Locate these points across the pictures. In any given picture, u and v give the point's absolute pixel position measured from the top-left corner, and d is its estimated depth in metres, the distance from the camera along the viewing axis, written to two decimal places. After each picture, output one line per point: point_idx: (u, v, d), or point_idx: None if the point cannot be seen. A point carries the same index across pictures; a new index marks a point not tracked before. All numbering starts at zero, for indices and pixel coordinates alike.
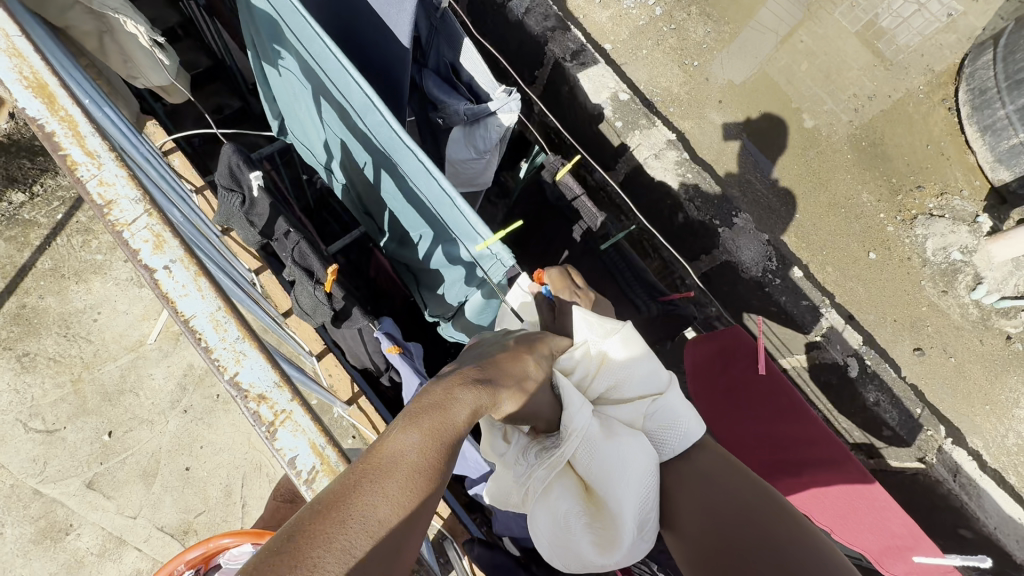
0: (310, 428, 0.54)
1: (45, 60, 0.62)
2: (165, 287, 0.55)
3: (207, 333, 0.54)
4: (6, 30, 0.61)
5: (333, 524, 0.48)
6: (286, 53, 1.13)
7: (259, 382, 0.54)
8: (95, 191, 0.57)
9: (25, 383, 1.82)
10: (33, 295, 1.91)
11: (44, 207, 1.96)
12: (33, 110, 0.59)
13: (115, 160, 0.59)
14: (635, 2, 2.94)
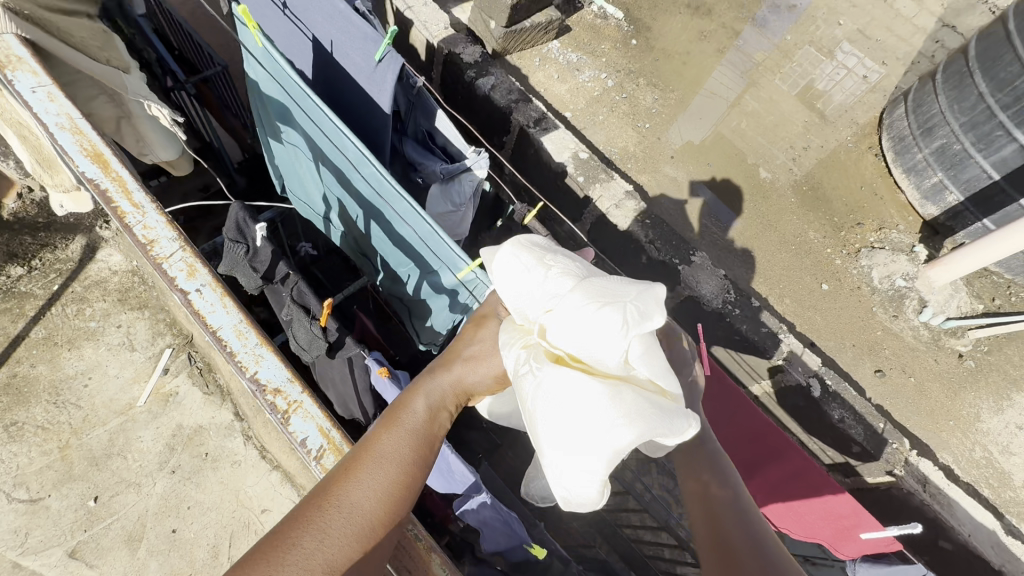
0: (315, 414, 0.74)
1: (100, 137, 0.81)
2: (198, 305, 0.74)
3: (232, 342, 0.74)
4: (70, 114, 0.81)
5: (314, 511, 0.66)
6: (290, 130, 1.32)
7: (274, 378, 0.74)
8: (142, 234, 0.76)
9: (11, 453, 1.83)
10: (24, 364, 1.95)
11: (40, 279, 2.06)
12: (91, 173, 0.78)
13: (156, 212, 0.78)
14: (589, 77, 3.32)
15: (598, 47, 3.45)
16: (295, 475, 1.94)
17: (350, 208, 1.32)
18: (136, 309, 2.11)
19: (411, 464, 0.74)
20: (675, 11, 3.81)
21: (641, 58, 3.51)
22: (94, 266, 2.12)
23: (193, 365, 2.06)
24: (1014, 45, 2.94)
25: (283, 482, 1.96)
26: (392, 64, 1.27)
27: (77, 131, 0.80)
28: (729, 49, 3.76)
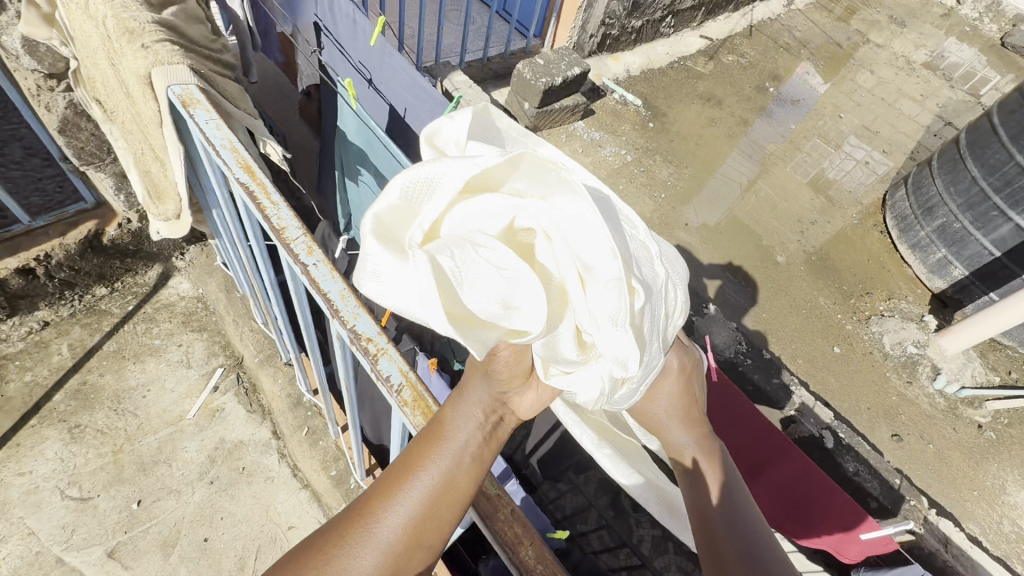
0: (399, 359, 0.82)
1: (247, 152, 1.01)
2: (315, 275, 0.88)
3: (338, 301, 0.86)
4: (224, 135, 1.02)
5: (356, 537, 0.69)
6: (364, 171, 1.60)
7: (368, 329, 0.84)
8: (277, 222, 0.93)
9: (70, 452, 1.99)
10: (93, 373, 2.16)
11: (119, 300, 2.32)
12: (241, 179, 0.97)
13: (286, 206, 0.96)
14: (611, 153, 3.70)
15: (619, 128, 3.88)
16: (323, 493, 2.04)
17: None
18: (196, 331, 2.34)
19: (444, 485, 0.72)
20: (688, 101, 4.27)
21: (657, 139, 3.92)
22: (166, 291, 2.39)
23: (240, 385, 2.25)
24: (1000, 136, 3.24)
25: (311, 501, 2.05)
26: None
27: (226, 138, 1.02)
28: (738, 134, 4.17)
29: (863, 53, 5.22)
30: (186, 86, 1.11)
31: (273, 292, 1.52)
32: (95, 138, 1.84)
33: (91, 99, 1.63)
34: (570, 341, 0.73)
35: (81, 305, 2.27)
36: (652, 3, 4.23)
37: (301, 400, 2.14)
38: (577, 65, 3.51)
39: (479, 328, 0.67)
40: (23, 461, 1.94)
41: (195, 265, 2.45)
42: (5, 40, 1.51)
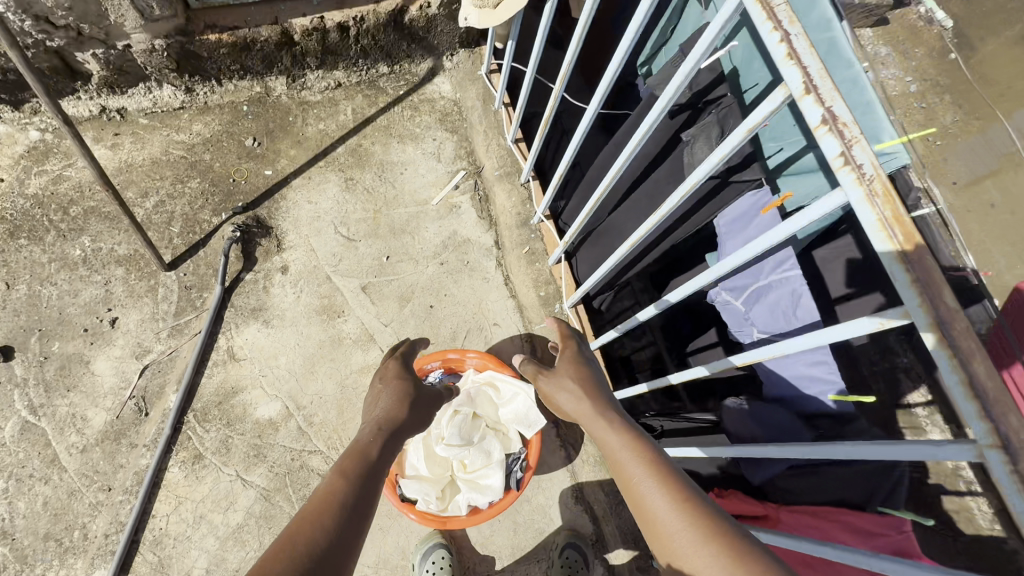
0: (876, 220, 0.77)
1: (808, 58, 0.82)
2: (838, 113, 0.79)
3: (857, 161, 0.78)
4: (805, 38, 0.83)
5: (325, 505, 0.98)
6: None
7: (865, 159, 0.77)
8: (838, 110, 0.79)
9: (344, 198, 2.32)
10: (367, 140, 2.42)
11: (394, 83, 2.53)
12: (810, 68, 0.81)
13: (831, 85, 0.81)
14: (892, 76, 3.13)
15: (910, 50, 3.26)
16: (528, 308, 2.25)
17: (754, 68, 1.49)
18: (450, 132, 2.51)
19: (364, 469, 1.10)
20: (1000, 44, 3.52)
21: (952, 77, 3.28)
22: (431, 88, 2.56)
23: (476, 191, 2.43)
24: None
25: (515, 311, 2.26)
26: None
27: None
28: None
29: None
30: None
31: (599, 92, 1.60)
32: None
33: None
34: (467, 463, 1.73)
35: (366, 78, 2.49)
36: None
37: (527, 222, 2.35)
38: None
39: (424, 437, 1.76)
40: (312, 192, 2.29)
41: (461, 70, 2.57)
42: None
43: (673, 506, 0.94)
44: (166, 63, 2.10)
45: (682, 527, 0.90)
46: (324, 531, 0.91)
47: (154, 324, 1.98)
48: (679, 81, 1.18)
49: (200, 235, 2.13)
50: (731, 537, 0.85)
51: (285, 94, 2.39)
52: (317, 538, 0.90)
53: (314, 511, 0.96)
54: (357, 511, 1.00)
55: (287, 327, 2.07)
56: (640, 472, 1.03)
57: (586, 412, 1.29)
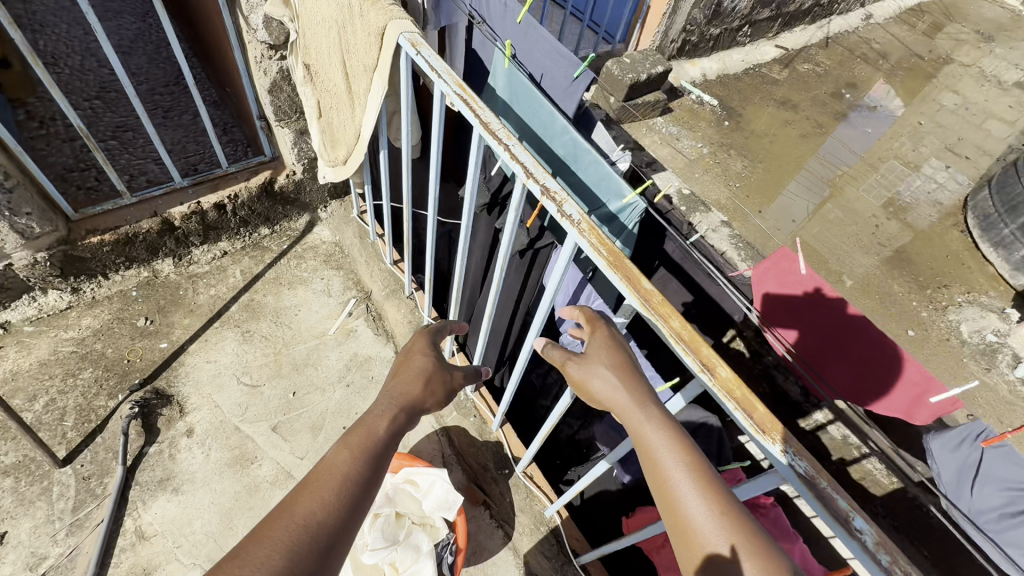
0: (592, 244, 1.11)
1: (522, 161, 1.22)
2: (548, 188, 1.17)
3: (568, 213, 1.14)
4: (518, 150, 1.24)
5: (312, 495, 0.90)
6: (506, 120, 1.96)
7: (572, 211, 1.14)
8: (546, 187, 1.17)
9: (243, 350, 2.45)
10: (259, 294, 2.65)
11: (277, 240, 2.83)
12: (524, 168, 1.21)
13: (541, 172, 1.20)
14: (687, 145, 3.95)
15: (696, 125, 4.17)
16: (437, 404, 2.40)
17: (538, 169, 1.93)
18: (336, 270, 2.80)
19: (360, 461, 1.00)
20: (758, 108, 4.59)
21: (732, 136, 4.19)
22: (312, 237, 2.90)
23: (369, 313, 2.70)
24: None
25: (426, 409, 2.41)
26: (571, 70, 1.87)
27: (443, 67, 1.41)
28: (801, 142, 4.41)
29: (930, 92, 5.58)
30: (411, 33, 1.48)
31: (432, 210, 1.99)
32: (291, 97, 2.31)
33: (300, 64, 2.10)
34: (398, 564, 1.76)
35: (250, 242, 2.78)
36: (730, 14, 4.59)
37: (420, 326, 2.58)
38: (660, 65, 3.83)
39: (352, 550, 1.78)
40: (210, 352, 2.41)
41: (336, 216, 2.94)
42: (252, 16, 1.99)
43: (714, 515, 0.81)
44: (49, 271, 2.26)
45: (716, 548, 0.78)
46: (318, 519, 0.87)
47: (50, 527, 1.90)
48: (469, 193, 1.56)
49: (96, 421, 2.14)
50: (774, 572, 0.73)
51: (173, 272, 2.60)
52: (315, 523, 0.86)
53: (312, 492, 0.91)
54: (354, 498, 0.94)
55: (198, 489, 2.06)
56: (685, 474, 0.86)
57: (620, 403, 1.00)
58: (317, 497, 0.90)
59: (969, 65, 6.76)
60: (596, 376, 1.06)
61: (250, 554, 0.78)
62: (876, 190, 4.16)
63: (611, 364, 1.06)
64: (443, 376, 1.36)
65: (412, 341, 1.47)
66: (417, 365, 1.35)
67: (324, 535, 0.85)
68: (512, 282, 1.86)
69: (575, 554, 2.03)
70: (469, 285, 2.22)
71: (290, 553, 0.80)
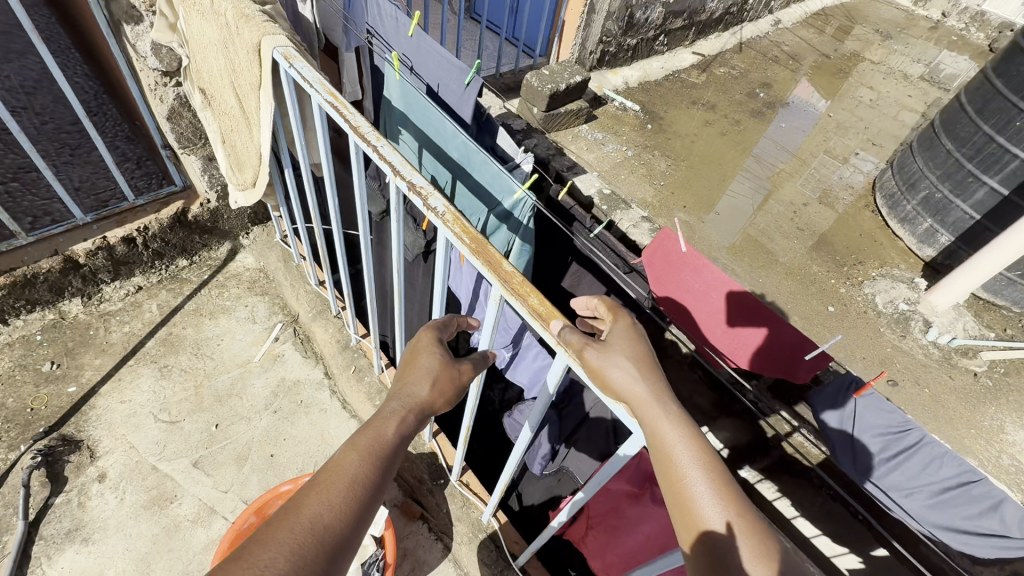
0: (456, 233, 1.14)
1: (391, 160, 1.25)
2: (414, 184, 1.20)
3: (433, 206, 1.17)
4: (385, 149, 1.27)
5: (318, 497, 0.93)
6: (405, 131, 2.00)
7: (438, 204, 1.17)
8: (411, 182, 1.20)
9: (161, 386, 2.35)
10: (178, 326, 2.56)
11: (196, 270, 2.75)
12: (391, 166, 1.24)
13: (408, 169, 1.23)
14: (612, 149, 4.09)
15: (620, 130, 4.33)
16: None
17: (439, 178, 1.97)
18: (262, 296, 2.75)
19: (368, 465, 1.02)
20: (679, 111, 4.81)
21: (656, 138, 4.37)
22: (235, 264, 2.83)
23: (297, 336, 2.64)
24: (969, 111, 3.59)
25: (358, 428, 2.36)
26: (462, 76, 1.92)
27: (316, 78, 1.44)
28: (720, 140, 4.63)
29: (838, 88, 6.00)
30: (286, 47, 1.51)
31: (338, 223, 1.98)
32: (192, 124, 2.29)
33: (195, 88, 2.10)
34: None
35: (167, 274, 2.69)
36: (644, 25, 4.83)
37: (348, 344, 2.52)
38: (578, 75, 3.98)
39: None
40: (124, 391, 2.30)
41: (258, 242, 2.89)
42: (139, 44, 1.98)
43: (728, 512, 0.85)
44: None
45: (728, 545, 0.82)
46: (320, 524, 0.89)
47: None
48: (358, 202, 1.56)
49: None
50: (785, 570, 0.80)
51: (82, 311, 2.49)
52: (321, 526, 0.89)
53: (321, 493, 0.94)
54: (360, 500, 0.96)
55: (111, 536, 1.94)
56: (699, 470, 0.89)
57: (639, 397, 0.95)
58: (322, 500, 0.92)
59: (873, 61, 7.30)
60: (614, 365, 0.98)
61: (264, 556, 0.81)
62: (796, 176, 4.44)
63: (629, 357, 0.99)
64: (455, 376, 1.30)
65: (417, 338, 1.38)
66: (424, 365, 1.27)
67: (334, 539, 0.88)
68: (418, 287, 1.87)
69: (514, 557, 2.01)
70: (387, 297, 2.22)
71: (292, 555, 0.83)
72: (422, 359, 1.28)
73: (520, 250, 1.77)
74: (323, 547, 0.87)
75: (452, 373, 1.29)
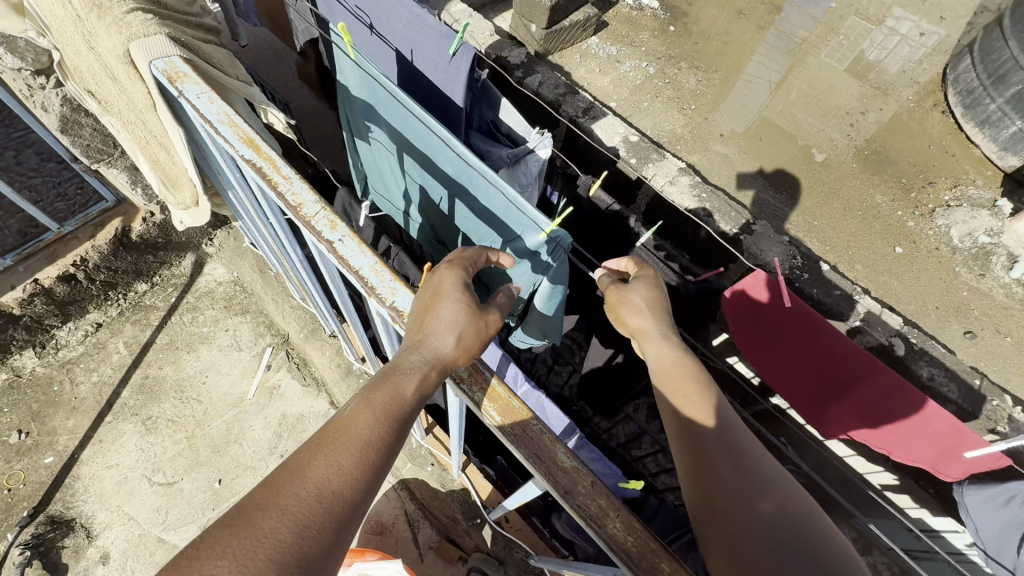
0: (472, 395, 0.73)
1: (360, 262, 0.79)
2: (405, 313, 0.77)
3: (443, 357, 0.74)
4: (351, 244, 0.80)
5: (321, 457, 0.57)
6: (374, 127, 1.48)
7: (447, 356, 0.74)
8: (401, 308, 0.77)
9: (148, 443, 2.07)
10: (154, 366, 2.22)
11: (161, 293, 2.35)
12: (365, 278, 0.78)
13: (393, 278, 0.79)
14: (630, 67, 3.36)
15: (636, 38, 3.54)
16: None
17: (430, 191, 1.48)
18: (243, 315, 2.36)
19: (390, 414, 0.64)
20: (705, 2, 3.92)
21: (680, 45, 3.58)
22: (203, 278, 2.41)
23: (292, 361, 2.29)
24: None
25: None
26: (443, 41, 1.36)
27: (222, 112, 0.91)
28: (758, 36, 3.79)
29: None
30: (168, 58, 0.97)
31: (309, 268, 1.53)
32: (98, 133, 1.75)
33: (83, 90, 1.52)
34: None
35: (127, 303, 2.29)
36: None
37: (351, 369, 2.16)
38: None
39: None
40: (109, 455, 2.04)
41: (225, 250, 2.43)
42: None
43: (718, 431, 0.76)
44: None
45: (718, 453, 0.74)
46: (296, 541, 0.50)
47: None
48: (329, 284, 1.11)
49: None
50: (780, 505, 0.67)
51: (39, 364, 2.15)
52: (327, 500, 0.53)
53: (326, 452, 0.57)
54: (370, 490, 0.57)
55: None
56: (695, 383, 0.83)
57: (648, 330, 1.00)
58: (323, 464, 0.56)
59: None
60: (637, 315, 1.04)
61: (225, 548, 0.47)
62: (857, 55, 3.70)
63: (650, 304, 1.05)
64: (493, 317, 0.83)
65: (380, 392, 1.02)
66: (444, 311, 0.75)
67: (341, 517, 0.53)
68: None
69: None
70: None
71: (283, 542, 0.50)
72: (443, 301, 0.77)
73: (547, 295, 1.35)
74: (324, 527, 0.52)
75: (490, 323, 0.80)
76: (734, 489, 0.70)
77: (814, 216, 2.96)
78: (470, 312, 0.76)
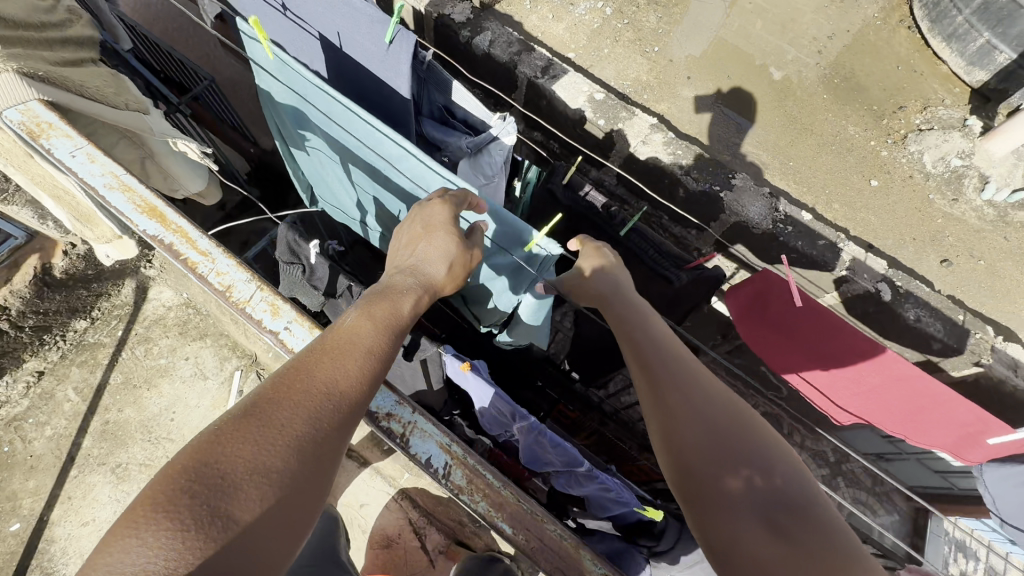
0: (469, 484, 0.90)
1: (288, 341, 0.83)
2: None
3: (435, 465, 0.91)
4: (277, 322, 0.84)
5: (327, 361, 0.74)
6: (310, 136, 1.27)
7: (429, 450, 0.92)
8: None
9: (123, 493, 1.91)
10: (113, 410, 2.03)
11: (105, 327, 2.13)
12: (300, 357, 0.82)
13: None
14: (585, 9, 3.08)
15: None
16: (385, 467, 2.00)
17: (387, 203, 1.30)
18: (202, 338, 2.14)
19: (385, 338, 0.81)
20: None
21: None
22: (149, 305, 2.18)
23: None
24: None
25: (374, 477, 2.05)
26: (376, 27, 1.15)
27: (108, 175, 0.88)
28: None
29: None
30: (29, 107, 0.88)
31: None
32: None
33: None
34: None
35: (68, 344, 2.10)
36: None
37: None
38: None
39: None
40: (81, 512, 1.88)
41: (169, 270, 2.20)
42: None
43: (681, 388, 0.96)
44: None
45: (680, 410, 0.94)
46: (310, 425, 0.66)
47: None
48: None
49: None
50: (727, 436, 0.91)
51: None
52: (336, 394, 0.70)
53: (332, 356, 0.75)
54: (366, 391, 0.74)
55: None
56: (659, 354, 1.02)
57: (610, 294, 1.11)
58: (328, 371, 0.72)
59: None
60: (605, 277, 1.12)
61: (259, 422, 0.64)
62: None
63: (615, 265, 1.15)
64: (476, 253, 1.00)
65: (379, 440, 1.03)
66: (440, 239, 0.94)
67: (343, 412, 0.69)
68: (409, 385, 1.31)
69: None
70: None
71: (301, 421, 0.66)
72: (435, 232, 0.94)
73: (538, 304, 1.20)
74: (328, 418, 0.68)
75: (473, 255, 0.99)
76: (694, 434, 0.91)
77: (789, 156, 2.86)
78: (458, 244, 0.95)
